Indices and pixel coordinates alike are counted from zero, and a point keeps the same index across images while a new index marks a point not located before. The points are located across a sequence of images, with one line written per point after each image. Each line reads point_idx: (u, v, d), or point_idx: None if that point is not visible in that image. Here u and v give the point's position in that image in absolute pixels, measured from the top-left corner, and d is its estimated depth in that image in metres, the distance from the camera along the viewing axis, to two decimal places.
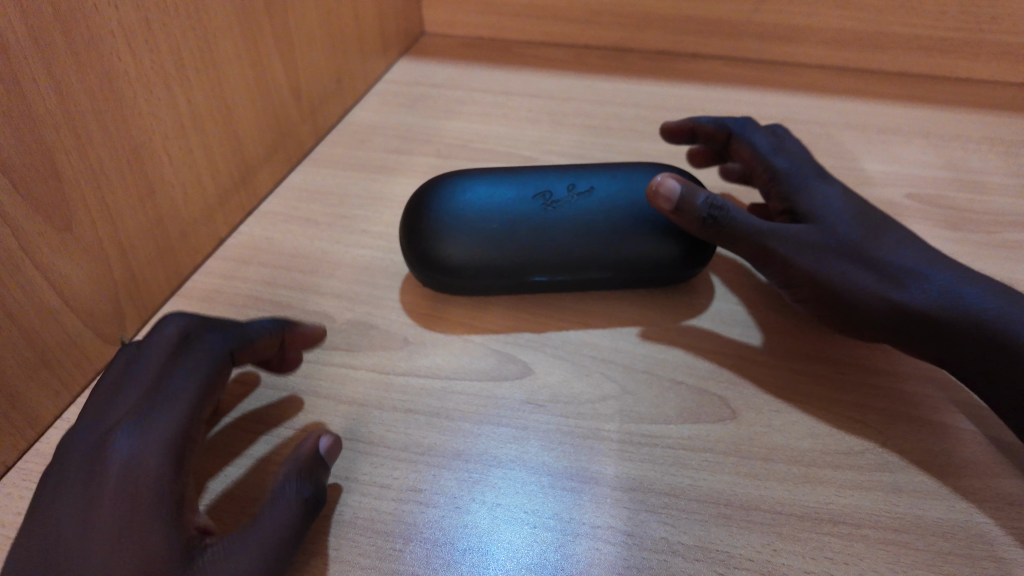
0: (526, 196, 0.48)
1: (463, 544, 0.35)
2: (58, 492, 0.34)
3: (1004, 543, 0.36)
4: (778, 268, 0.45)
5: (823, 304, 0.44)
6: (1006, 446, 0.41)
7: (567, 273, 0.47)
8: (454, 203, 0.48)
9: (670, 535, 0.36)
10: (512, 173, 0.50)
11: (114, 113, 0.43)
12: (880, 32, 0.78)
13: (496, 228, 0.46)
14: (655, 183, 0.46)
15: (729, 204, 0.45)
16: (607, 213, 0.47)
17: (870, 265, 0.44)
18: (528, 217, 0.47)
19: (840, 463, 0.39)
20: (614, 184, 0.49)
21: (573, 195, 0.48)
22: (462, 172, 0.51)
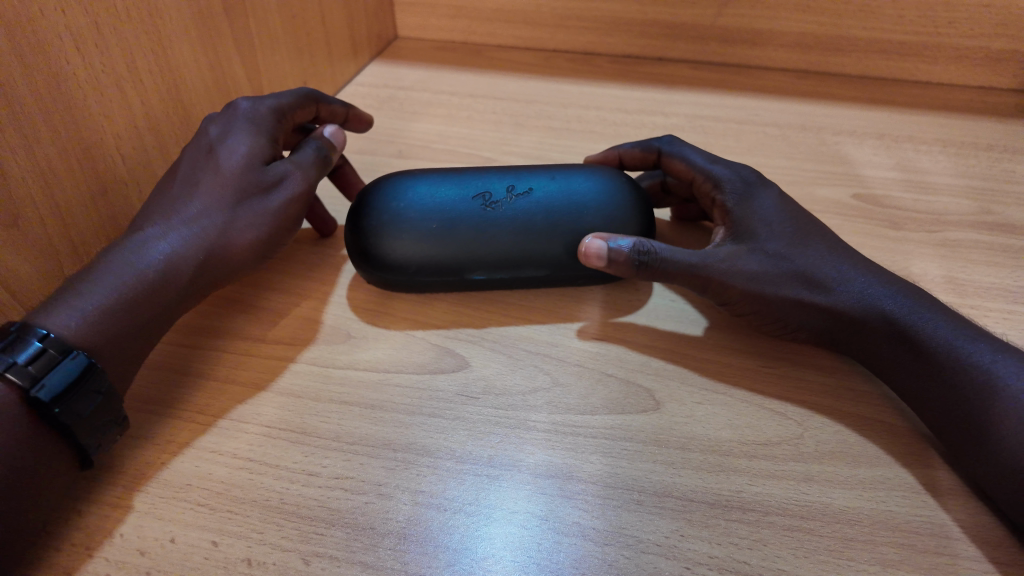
0: (466, 196, 0.49)
1: (384, 528, 0.37)
2: (204, 130, 0.50)
3: (905, 529, 0.37)
4: (713, 290, 0.46)
5: (762, 314, 0.46)
6: (919, 439, 0.42)
7: (505, 270, 0.48)
8: (391, 213, 0.48)
9: (583, 519, 0.37)
10: (452, 178, 0.51)
11: (63, 114, 0.45)
12: (839, 35, 0.79)
13: (435, 232, 0.47)
14: (583, 246, 0.46)
15: (658, 245, 0.46)
16: (545, 212, 0.48)
17: (799, 278, 0.45)
18: (468, 217, 0.48)
19: (755, 453, 0.41)
20: (554, 184, 0.50)
21: (513, 196, 0.49)
22: (399, 178, 0.51)
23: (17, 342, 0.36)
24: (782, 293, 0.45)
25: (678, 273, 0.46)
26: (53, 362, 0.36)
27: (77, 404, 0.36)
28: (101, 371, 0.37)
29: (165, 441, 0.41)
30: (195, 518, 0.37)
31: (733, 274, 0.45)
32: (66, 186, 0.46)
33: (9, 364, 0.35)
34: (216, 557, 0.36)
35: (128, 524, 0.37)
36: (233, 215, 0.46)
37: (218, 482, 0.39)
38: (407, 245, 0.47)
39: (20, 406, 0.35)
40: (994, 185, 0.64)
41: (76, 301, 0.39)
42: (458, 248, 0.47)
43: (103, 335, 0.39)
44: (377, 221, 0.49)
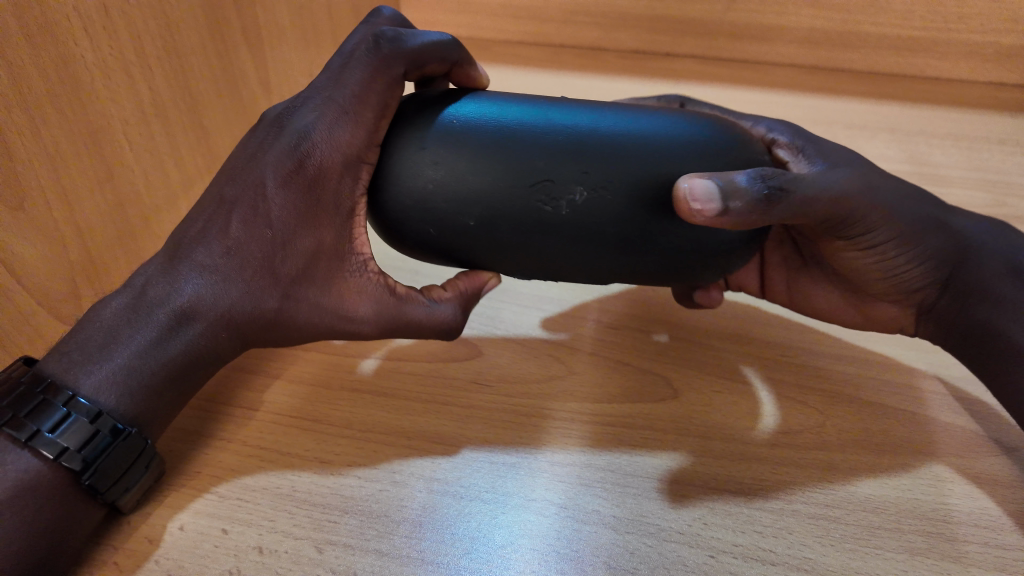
0: (495, 134, 0.36)
1: (399, 516, 0.36)
2: (254, 164, 0.37)
3: (933, 517, 0.36)
4: (829, 228, 0.38)
5: (904, 232, 0.40)
6: (946, 426, 0.41)
7: (544, 259, 0.37)
8: (387, 172, 0.37)
9: (602, 508, 0.36)
10: (468, 105, 0.37)
11: (69, 95, 0.44)
12: (849, 31, 0.79)
13: (449, 202, 0.36)
14: (693, 199, 0.32)
15: (780, 171, 0.34)
16: (621, 190, 0.35)
17: (917, 198, 0.41)
18: (496, 169, 0.35)
19: (778, 441, 0.40)
20: (650, 147, 0.35)
21: (559, 134, 0.35)
22: (401, 113, 0.38)
23: (64, 419, 0.33)
24: (918, 215, 0.40)
25: (793, 209, 0.35)
26: (103, 444, 0.34)
27: (125, 482, 0.35)
28: (152, 447, 0.36)
29: (172, 429, 0.41)
30: (204, 506, 0.37)
31: (876, 199, 0.39)
32: (73, 169, 0.45)
33: (57, 449, 0.33)
34: (227, 545, 0.35)
35: (138, 514, 0.36)
36: (278, 313, 0.37)
37: (229, 469, 0.38)
38: (411, 222, 0.37)
39: (58, 483, 0.33)
40: (1008, 177, 0.64)
41: (115, 364, 0.35)
42: (475, 223, 0.36)
43: (142, 401, 0.35)
44: (373, 185, 0.38)
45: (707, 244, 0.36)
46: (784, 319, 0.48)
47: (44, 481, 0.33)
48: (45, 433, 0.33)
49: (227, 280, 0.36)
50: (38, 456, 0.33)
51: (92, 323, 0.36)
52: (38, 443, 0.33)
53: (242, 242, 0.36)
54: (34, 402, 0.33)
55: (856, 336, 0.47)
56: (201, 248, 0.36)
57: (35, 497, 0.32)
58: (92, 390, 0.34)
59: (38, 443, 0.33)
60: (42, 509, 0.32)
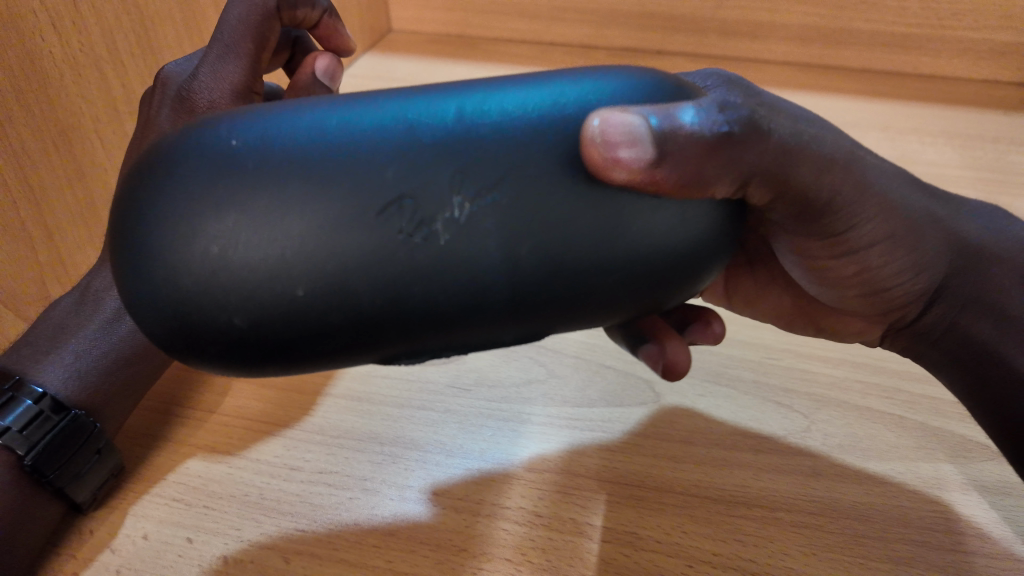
0: (309, 153, 0.23)
1: (370, 526, 0.35)
2: (164, 112, 0.41)
3: (919, 526, 0.35)
4: (805, 209, 0.31)
5: (909, 234, 0.34)
6: (935, 431, 0.40)
7: (424, 326, 0.24)
8: (152, 234, 0.23)
9: (579, 516, 0.35)
10: (258, 117, 0.24)
11: (37, 92, 0.43)
12: (842, 28, 0.77)
13: (253, 278, 0.22)
14: (605, 143, 0.23)
15: (734, 126, 0.26)
16: (517, 185, 0.23)
17: (919, 188, 0.36)
18: (322, 206, 0.22)
19: (761, 447, 0.39)
20: (545, 112, 0.24)
21: (401, 138, 0.23)
22: (167, 137, 0.25)
23: (8, 403, 0.36)
24: (918, 209, 0.35)
25: (760, 156, 0.27)
26: (48, 424, 0.36)
27: (75, 467, 0.35)
28: (100, 431, 0.37)
29: (141, 437, 0.40)
30: (168, 515, 0.36)
31: (878, 191, 0.33)
32: (42, 168, 0.44)
33: (0, 430, 0.35)
34: (191, 554, 0.34)
35: (102, 522, 0.35)
36: None
37: (195, 476, 0.37)
38: (206, 314, 0.23)
39: (10, 467, 0.36)
40: (1000, 176, 0.63)
41: (70, 351, 0.39)
42: (308, 293, 0.22)
43: (93, 386, 0.39)
44: (135, 260, 0.24)
45: (663, 259, 0.25)
46: None
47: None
48: None
49: None
50: None
51: (45, 321, 0.41)
52: None
53: None
54: None
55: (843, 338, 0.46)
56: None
57: None
58: (47, 377, 0.38)
59: None
60: None
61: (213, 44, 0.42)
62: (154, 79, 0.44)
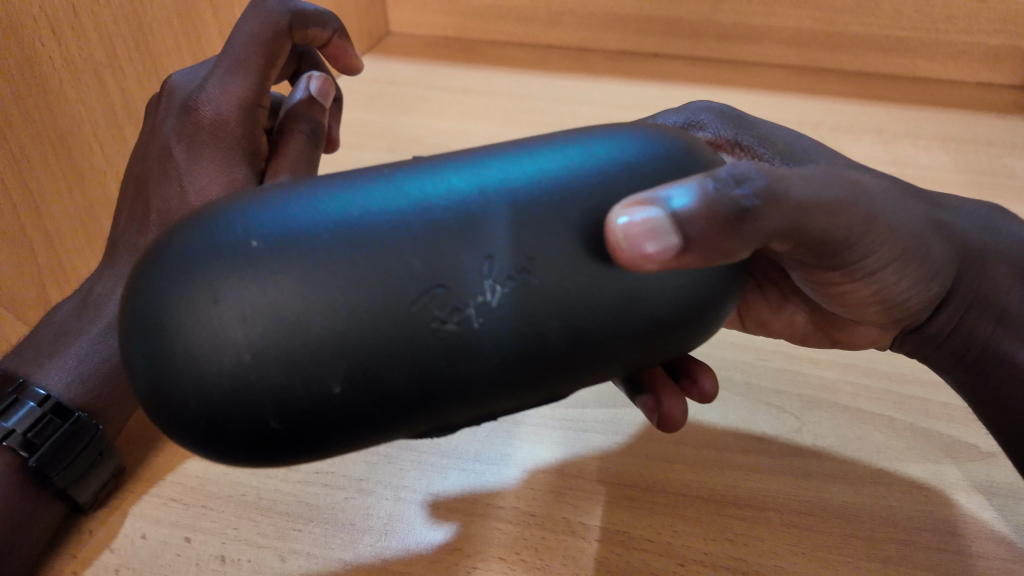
0: (333, 247, 0.22)
1: (364, 526, 0.35)
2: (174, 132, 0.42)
3: (907, 526, 0.36)
4: (821, 252, 0.30)
5: (921, 247, 0.33)
6: (924, 432, 0.40)
7: (461, 410, 0.23)
8: (170, 334, 0.22)
9: (572, 516, 0.36)
10: (270, 211, 0.23)
11: (36, 98, 0.44)
12: (837, 31, 0.78)
13: (286, 376, 0.21)
14: (629, 240, 0.23)
15: (756, 178, 0.24)
16: (552, 263, 0.23)
17: (915, 197, 0.35)
18: (354, 302, 0.21)
19: (752, 448, 0.39)
20: (565, 181, 0.24)
21: (426, 225, 0.22)
22: (171, 239, 0.23)
23: (12, 405, 0.36)
24: (921, 216, 0.34)
25: (774, 219, 0.25)
26: (50, 431, 0.36)
27: (77, 469, 0.36)
28: (102, 431, 0.37)
29: (140, 438, 0.40)
30: (165, 515, 0.36)
31: (892, 217, 0.31)
32: (42, 173, 0.45)
33: (4, 432, 0.35)
34: (189, 554, 0.34)
35: (101, 522, 0.36)
36: None
37: (193, 477, 0.38)
38: (240, 419, 0.22)
39: (12, 473, 0.35)
40: (994, 179, 0.64)
41: (71, 353, 0.39)
42: (346, 389, 0.22)
43: (95, 389, 0.39)
44: (158, 371, 0.23)
45: (688, 326, 0.25)
46: None
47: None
48: None
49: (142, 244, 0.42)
50: None
51: (45, 327, 0.41)
52: None
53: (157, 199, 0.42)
54: None
55: None
56: (135, 233, 0.42)
57: None
58: (49, 381, 0.38)
59: None
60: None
61: (221, 59, 0.41)
62: (161, 89, 0.45)
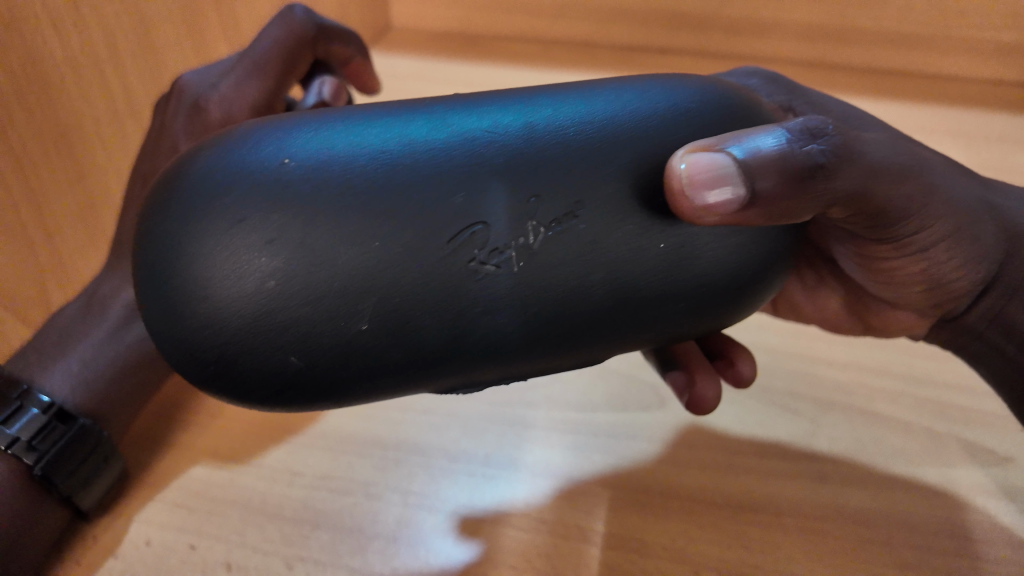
0: (367, 180, 0.23)
1: (372, 532, 0.35)
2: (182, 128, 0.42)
3: (925, 530, 0.35)
4: (879, 220, 0.32)
5: (970, 230, 0.35)
6: (940, 435, 0.40)
7: (481, 358, 0.24)
8: (193, 253, 0.23)
9: (584, 522, 0.35)
10: (301, 139, 0.24)
11: (37, 94, 0.43)
12: (846, 26, 0.77)
13: (314, 308, 0.23)
14: (692, 185, 0.24)
15: (826, 144, 0.26)
16: (591, 204, 0.24)
17: (965, 175, 0.36)
18: (385, 236, 0.22)
19: (767, 451, 0.39)
20: (601, 124, 0.25)
21: (460, 160, 0.24)
22: (199, 159, 0.24)
23: (15, 412, 0.35)
24: (973, 198, 0.35)
25: (847, 179, 0.28)
26: (55, 436, 0.35)
27: (82, 475, 0.35)
28: (109, 438, 0.36)
29: (144, 442, 0.40)
30: (170, 519, 0.35)
31: (945, 193, 0.33)
32: (42, 170, 0.44)
33: (8, 440, 0.34)
34: (194, 560, 0.34)
35: (104, 528, 0.35)
36: None
37: (197, 481, 0.37)
38: (261, 349, 0.23)
39: (18, 478, 0.35)
40: (1005, 177, 0.63)
41: (74, 357, 0.39)
42: (372, 327, 0.23)
43: (98, 393, 0.38)
44: (174, 294, 0.23)
45: (727, 280, 0.26)
46: (775, 324, 0.47)
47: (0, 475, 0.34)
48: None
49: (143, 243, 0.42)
50: None
51: (50, 326, 0.40)
52: None
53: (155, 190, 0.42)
54: None
55: (848, 341, 0.45)
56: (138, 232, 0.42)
57: None
58: (53, 384, 0.37)
59: None
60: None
61: (240, 61, 0.43)
62: (172, 87, 0.46)
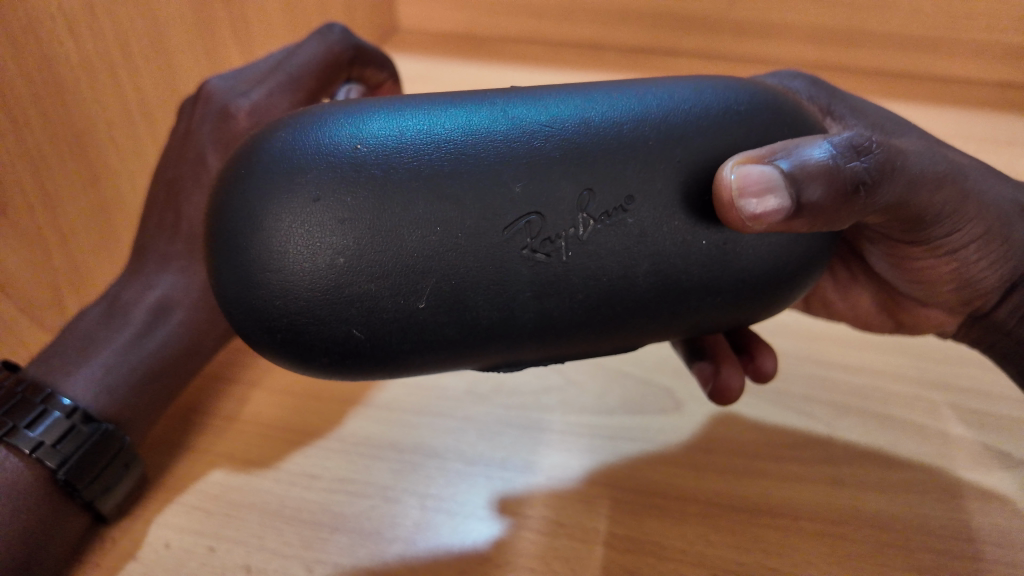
0: (432, 167, 0.25)
1: (391, 534, 0.35)
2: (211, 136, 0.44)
3: (942, 534, 0.35)
4: (920, 223, 0.35)
5: (999, 232, 0.37)
6: (956, 439, 0.40)
7: (528, 337, 0.27)
8: (269, 228, 0.25)
9: (603, 526, 0.35)
10: (371, 125, 0.26)
11: (53, 98, 0.43)
12: (854, 28, 0.77)
13: (380, 285, 0.25)
14: (749, 194, 0.26)
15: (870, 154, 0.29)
16: (638, 197, 0.26)
17: (1004, 182, 0.38)
18: (447, 221, 0.25)
19: (784, 455, 0.39)
20: (644, 121, 0.27)
21: (517, 152, 0.26)
22: (274, 139, 0.27)
23: (39, 415, 0.35)
24: (1004, 201, 0.37)
25: (892, 187, 0.30)
26: (82, 438, 0.36)
27: (105, 479, 0.35)
28: (130, 443, 0.36)
29: (162, 446, 0.40)
30: (189, 523, 0.36)
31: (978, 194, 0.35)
32: (58, 173, 0.44)
33: (33, 444, 0.34)
34: (213, 563, 0.34)
35: (123, 531, 0.36)
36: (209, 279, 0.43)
37: (216, 485, 0.37)
38: (326, 321, 0.25)
39: (40, 482, 0.35)
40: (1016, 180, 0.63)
41: (97, 363, 0.39)
42: (430, 305, 0.25)
43: (121, 399, 0.38)
44: (247, 264, 0.25)
45: (766, 273, 0.29)
46: (789, 329, 0.47)
47: (22, 479, 0.34)
48: (21, 429, 0.35)
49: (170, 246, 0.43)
50: (15, 454, 0.35)
51: (71, 330, 0.40)
52: (15, 439, 0.34)
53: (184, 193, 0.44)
54: (12, 400, 0.35)
55: (862, 346, 0.45)
56: (166, 240, 0.43)
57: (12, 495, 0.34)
58: (76, 389, 0.37)
59: (14, 439, 0.34)
60: (18, 505, 0.34)
61: (270, 73, 0.46)
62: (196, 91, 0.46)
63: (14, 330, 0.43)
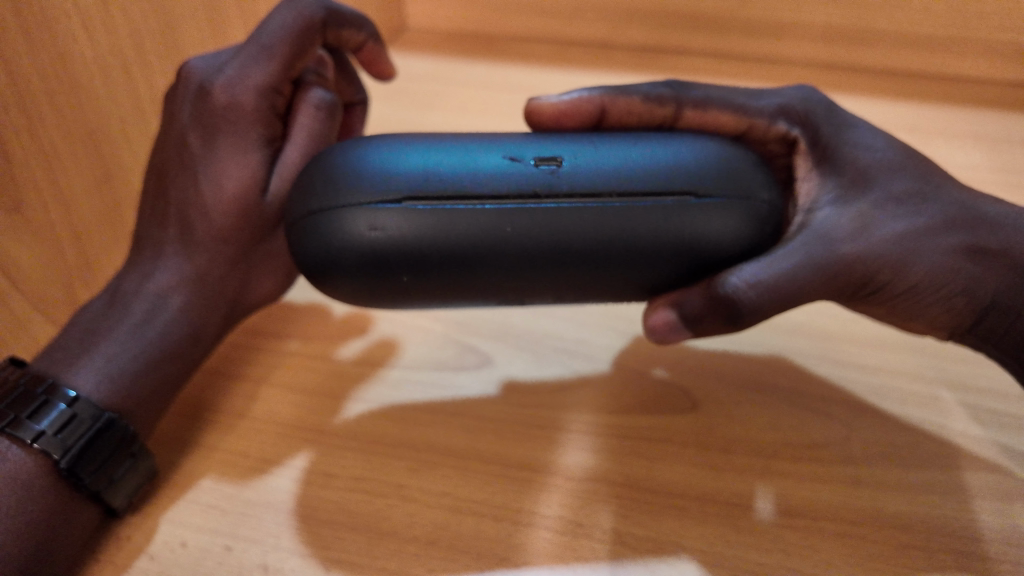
0: (449, 232, 0.33)
1: (407, 534, 0.35)
2: (192, 116, 0.42)
3: (962, 536, 0.35)
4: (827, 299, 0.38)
5: (925, 283, 0.37)
6: (975, 440, 0.39)
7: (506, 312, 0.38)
8: (330, 263, 0.34)
9: (620, 526, 0.35)
10: (404, 187, 0.33)
11: (68, 94, 0.43)
12: (867, 27, 0.77)
13: (407, 297, 0.36)
14: (655, 332, 0.37)
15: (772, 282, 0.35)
16: (592, 249, 0.34)
17: (946, 228, 0.37)
18: (455, 270, 0.34)
19: (801, 456, 0.38)
20: (603, 184, 0.34)
21: (510, 219, 0.33)
22: (326, 195, 0.34)
23: (42, 406, 0.35)
24: (943, 250, 0.36)
25: (802, 291, 0.36)
26: (83, 429, 0.35)
27: (109, 471, 0.35)
28: (134, 432, 0.36)
29: (175, 445, 0.39)
30: (204, 522, 0.35)
31: (902, 254, 0.36)
32: (71, 170, 0.44)
33: (34, 434, 0.34)
34: (230, 562, 0.34)
35: (138, 531, 0.35)
36: (203, 262, 0.41)
37: (232, 483, 0.37)
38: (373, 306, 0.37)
39: (44, 474, 0.34)
40: None
41: (98, 355, 0.38)
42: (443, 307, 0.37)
43: (124, 389, 0.37)
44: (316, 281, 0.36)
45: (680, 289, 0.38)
46: (805, 328, 0.47)
47: (24, 472, 0.34)
48: (24, 420, 0.34)
49: (162, 232, 0.42)
50: (17, 446, 0.34)
51: (74, 323, 0.39)
52: (18, 431, 0.34)
53: (174, 176, 0.42)
54: (15, 393, 0.35)
55: (878, 348, 0.45)
56: (159, 225, 0.42)
57: (16, 487, 0.33)
58: (80, 379, 0.37)
59: (16, 431, 0.34)
60: (22, 499, 0.33)
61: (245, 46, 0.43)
62: (177, 74, 0.44)
63: (28, 329, 0.43)
